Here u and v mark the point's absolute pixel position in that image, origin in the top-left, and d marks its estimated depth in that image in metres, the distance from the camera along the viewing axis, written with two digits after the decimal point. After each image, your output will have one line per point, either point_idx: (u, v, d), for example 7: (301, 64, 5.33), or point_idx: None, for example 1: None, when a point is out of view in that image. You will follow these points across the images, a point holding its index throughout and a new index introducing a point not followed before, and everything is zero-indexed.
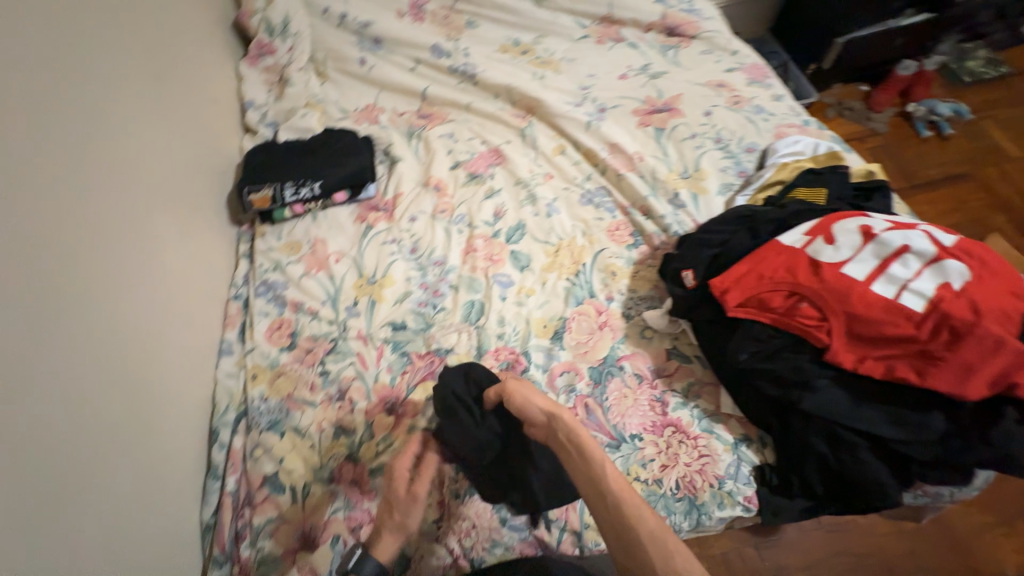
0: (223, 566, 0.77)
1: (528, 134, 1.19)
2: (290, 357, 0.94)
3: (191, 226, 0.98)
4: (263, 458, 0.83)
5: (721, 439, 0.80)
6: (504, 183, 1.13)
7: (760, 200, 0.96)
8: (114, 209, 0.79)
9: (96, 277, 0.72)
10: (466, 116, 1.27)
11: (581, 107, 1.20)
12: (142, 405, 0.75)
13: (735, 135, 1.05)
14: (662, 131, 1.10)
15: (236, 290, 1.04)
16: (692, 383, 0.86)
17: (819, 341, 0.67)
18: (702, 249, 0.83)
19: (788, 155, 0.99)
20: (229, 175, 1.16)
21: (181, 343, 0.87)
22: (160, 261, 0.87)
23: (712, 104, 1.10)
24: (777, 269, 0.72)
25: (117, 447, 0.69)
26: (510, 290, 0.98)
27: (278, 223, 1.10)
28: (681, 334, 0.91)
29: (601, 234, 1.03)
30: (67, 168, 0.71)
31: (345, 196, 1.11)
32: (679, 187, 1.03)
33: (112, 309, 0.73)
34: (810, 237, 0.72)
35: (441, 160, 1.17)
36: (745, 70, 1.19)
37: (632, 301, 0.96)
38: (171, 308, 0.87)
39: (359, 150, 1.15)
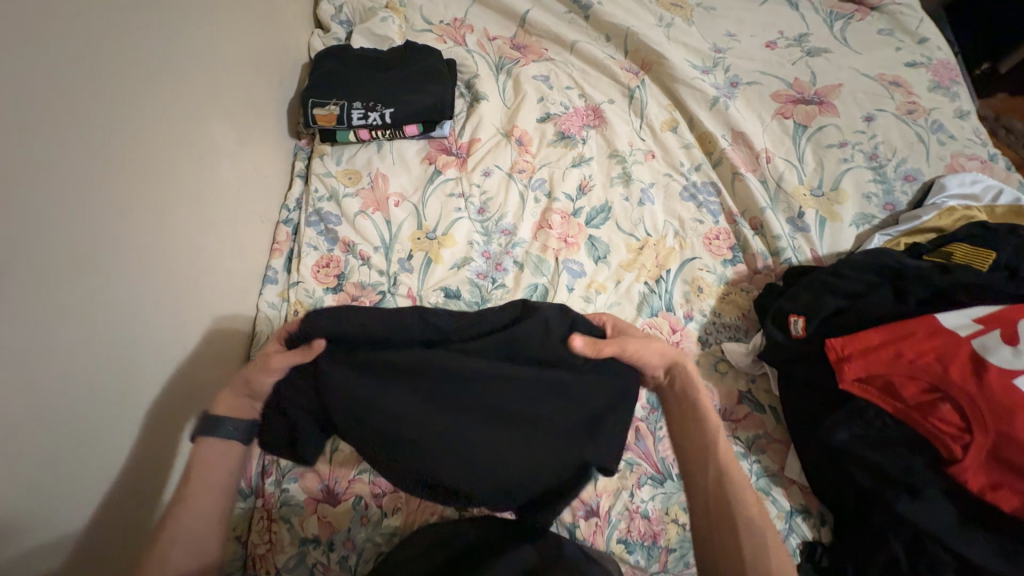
0: (247, 499, 0.76)
1: (637, 96, 1.00)
2: (335, 300, 0.88)
3: (248, 134, 0.88)
4: None
5: (776, 504, 0.72)
6: (597, 151, 0.97)
7: (904, 246, 0.78)
8: (167, 106, 0.70)
9: (143, 183, 0.65)
10: (567, 57, 1.07)
11: (709, 75, 0.99)
12: (183, 328, 0.71)
13: (896, 155, 0.85)
14: (804, 129, 0.90)
15: (287, 214, 0.96)
16: (758, 436, 0.77)
17: (947, 451, 0.56)
18: (825, 297, 0.69)
19: (956, 197, 0.80)
20: (294, 79, 1.04)
21: (226, 266, 0.81)
22: (213, 171, 0.79)
23: (879, 107, 0.88)
24: (923, 352, 0.59)
25: (158, 371, 0.66)
26: (579, 281, 0.87)
27: (340, 146, 0.99)
28: (758, 378, 0.81)
29: (696, 239, 0.89)
30: (115, 48, 0.61)
31: (416, 130, 0.97)
32: (807, 206, 0.85)
33: (154, 225, 0.67)
34: (982, 327, 0.58)
35: (529, 108, 1.01)
36: (932, 67, 0.93)
37: (713, 326, 0.84)
38: (219, 227, 0.80)
39: (440, 76, 0.99)
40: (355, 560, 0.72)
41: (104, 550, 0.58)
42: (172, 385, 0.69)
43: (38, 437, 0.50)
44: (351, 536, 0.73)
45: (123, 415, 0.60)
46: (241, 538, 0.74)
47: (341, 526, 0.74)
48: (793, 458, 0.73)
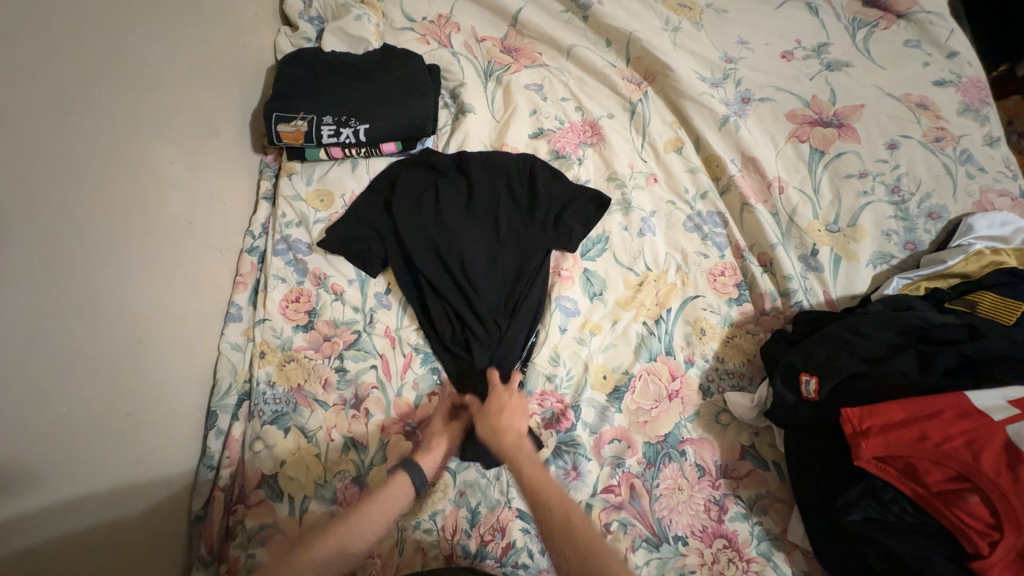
0: (207, 568, 0.69)
1: (639, 111, 0.91)
2: (305, 340, 0.80)
3: (203, 157, 0.78)
4: (263, 454, 0.74)
5: (777, 570, 0.68)
6: (594, 174, 0.89)
7: (923, 291, 0.72)
8: (90, 139, 0.59)
9: (60, 237, 0.55)
10: (563, 63, 0.97)
11: (718, 89, 0.90)
12: (128, 392, 0.63)
13: (920, 188, 0.78)
14: (821, 155, 0.82)
15: (252, 241, 0.87)
16: (761, 495, 0.72)
17: (970, 545, 0.51)
18: (843, 359, 0.63)
19: (985, 239, 0.73)
20: (258, 87, 0.93)
21: (179, 311, 0.72)
22: (159, 208, 0.70)
23: (904, 133, 0.80)
24: (951, 437, 0.53)
25: (97, 446, 0.59)
26: (573, 321, 0.81)
27: (310, 164, 0.89)
28: (762, 431, 0.76)
29: (700, 276, 0.82)
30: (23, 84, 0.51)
31: (394, 147, 0.88)
32: (822, 243, 0.78)
33: (86, 280, 0.58)
34: (1018, 412, 0.52)
35: (520, 123, 0.92)
36: (962, 86, 0.84)
37: (716, 373, 0.78)
38: (170, 268, 0.71)
39: (422, 86, 0.88)
40: None
41: None
42: (115, 461, 0.61)
43: None
44: None
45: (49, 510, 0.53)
46: None
47: None
48: (797, 522, 0.68)
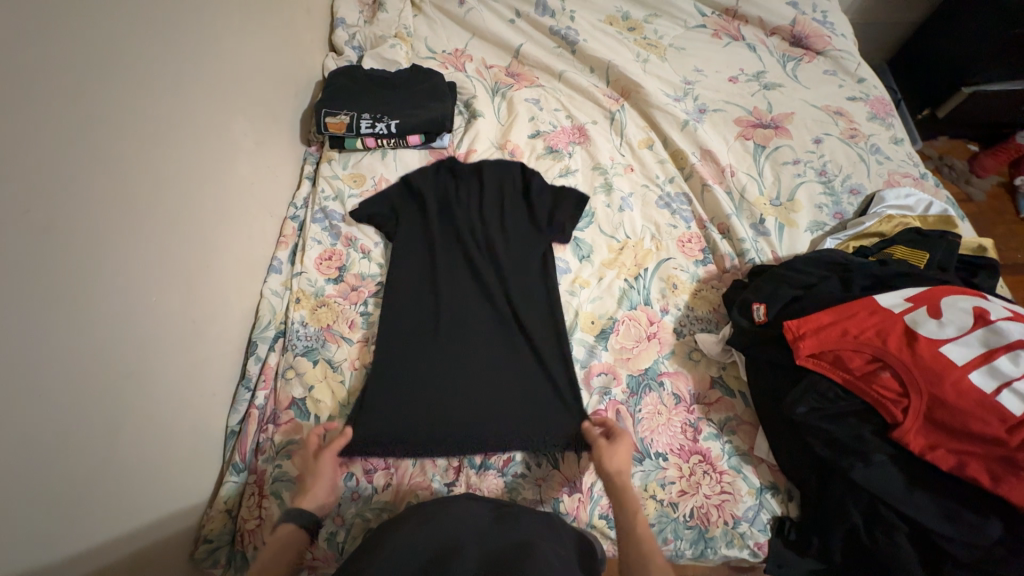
0: (239, 474, 0.77)
1: (617, 118, 1.12)
2: (335, 290, 0.93)
3: (264, 136, 0.97)
4: (294, 380, 0.84)
5: (747, 481, 0.78)
6: (582, 165, 1.08)
7: (852, 248, 0.88)
8: (189, 104, 0.78)
9: (164, 170, 0.72)
10: (556, 84, 1.20)
11: (680, 103, 1.12)
12: (194, 304, 0.76)
13: (842, 172, 0.97)
14: (763, 149, 1.02)
15: (294, 211, 1.03)
16: (729, 418, 0.83)
17: (889, 415, 0.63)
18: (784, 287, 0.78)
19: (894, 207, 0.90)
20: (307, 95, 1.14)
21: (234, 251, 0.87)
22: (230, 169, 0.87)
23: (825, 132, 1.01)
24: (865, 329, 0.67)
25: (169, 340, 0.71)
26: (564, 277, 0.95)
27: (347, 152, 1.08)
28: (729, 366, 0.88)
29: (670, 242, 0.98)
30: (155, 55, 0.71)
31: (418, 140, 1.07)
32: (768, 214, 0.96)
33: (176, 204, 0.74)
34: (912, 304, 0.67)
35: (521, 126, 1.12)
36: (869, 101, 1.07)
37: (687, 319, 0.92)
38: (233, 216, 0.87)
39: (443, 96, 1.09)
40: (344, 536, 0.74)
41: (112, 501, 0.60)
42: (179, 358, 0.72)
43: (52, 386, 0.53)
44: (341, 511, 0.75)
45: (130, 379, 0.63)
46: (231, 512, 0.75)
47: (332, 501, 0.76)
48: (761, 437, 0.79)
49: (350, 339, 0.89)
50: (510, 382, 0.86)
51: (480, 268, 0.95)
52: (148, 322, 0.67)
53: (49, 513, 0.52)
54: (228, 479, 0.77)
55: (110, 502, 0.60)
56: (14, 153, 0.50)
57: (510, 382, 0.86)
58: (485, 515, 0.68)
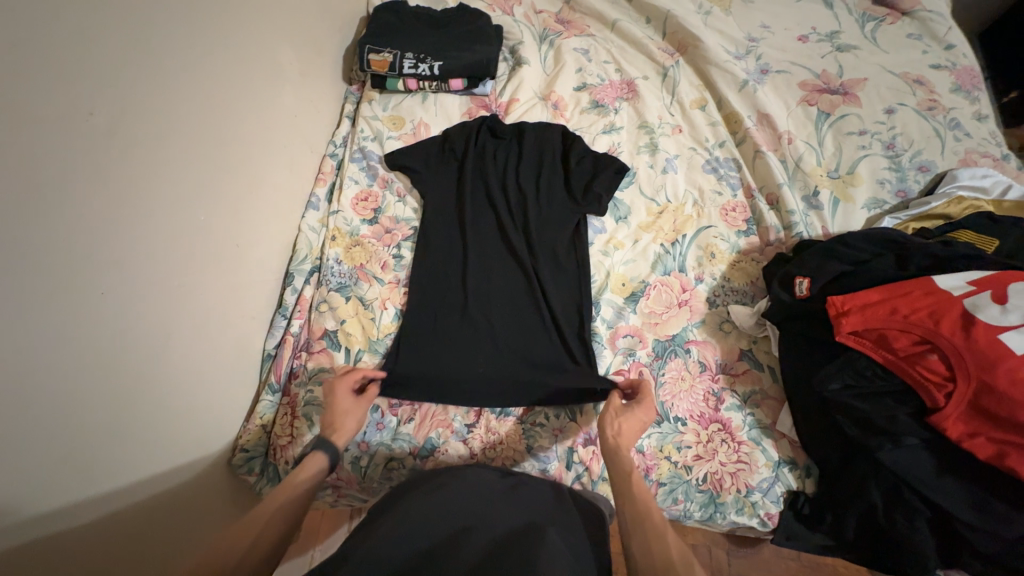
0: (274, 395, 0.82)
1: (670, 74, 1.06)
2: (370, 231, 0.95)
3: (308, 70, 0.97)
4: (327, 314, 0.87)
5: (765, 453, 0.77)
6: (627, 122, 1.03)
7: (911, 229, 0.82)
8: (237, 26, 0.77)
9: (212, 91, 0.72)
10: (607, 34, 1.14)
11: (740, 61, 1.04)
12: (237, 230, 0.78)
13: (912, 146, 0.89)
14: (827, 116, 0.95)
15: (333, 149, 1.03)
16: (754, 391, 0.81)
17: (930, 399, 0.61)
18: (832, 262, 0.74)
19: (967, 187, 0.83)
20: (351, 31, 1.12)
21: (276, 183, 0.88)
22: (274, 98, 0.87)
23: (901, 101, 0.93)
24: (917, 310, 0.64)
25: (214, 261, 0.74)
26: (599, 237, 0.94)
27: (388, 93, 1.06)
28: (760, 340, 0.86)
29: (713, 209, 0.94)
30: None
31: (461, 84, 1.04)
32: (823, 186, 0.90)
33: (223, 129, 0.75)
34: (975, 288, 0.63)
35: (567, 77, 1.07)
36: (956, 71, 0.97)
37: (722, 289, 0.89)
38: (274, 147, 0.88)
39: (489, 39, 1.05)
40: (368, 462, 0.80)
41: (165, 402, 0.65)
42: (224, 279, 0.76)
43: (115, 286, 0.57)
44: (366, 439, 0.80)
45: (178, 291, 0.67)
46: (265, 428, 0.80)
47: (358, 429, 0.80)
48: (786, 413, 0.77)
49: (381, 281, 0.90)
50: (535, 336, 0.86)
51: (507, 237, 0.92)
52: (195, 240, 0.70)
53: (114, 403, 0.57)
54: (265, 398, 0.81)
55: (163, 403, 0.65)
56: (75, 55, 0.52)
57: (534, 336, 0.86)
58: (495, 483, 0.70)
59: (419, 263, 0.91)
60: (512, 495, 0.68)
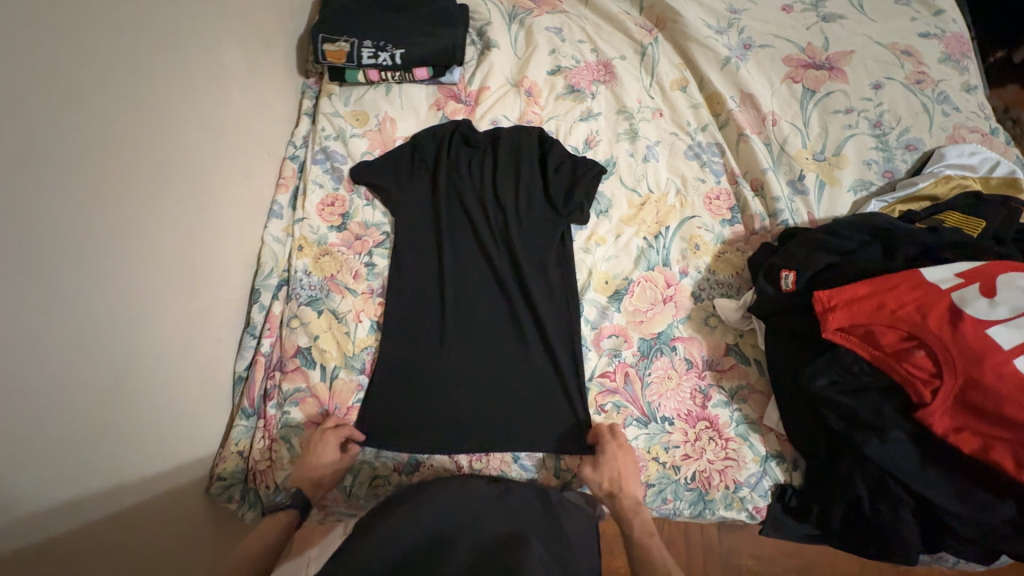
0: (249, 419, 0.79)
1: (649, 53, 1.00)
2: (339, 238, 0.89)
3: (256, 65, 0.89)
4: (299, 330, 0.83)
5: (753, 448, 0.77)
6: (605, 107, 0.97)
7: (898, 212, 0.80)
8: (167, 19, 0.69)
9: (145, 97, 0.65)
10: (581, 10, 1.06)
11: (722, 35, 0.98)
12: (192, 250, 0.73)
13: (900, 124, 0.86)
14: (812, 94, 0.90)
15: (294, 150, 0.96)
16: (741, 386, 0.80)
17: (916, 394, 0.60)
18: (819, 253, 0.72)
19: (955, 166, 0.81)
20: (303, 17, 1.03)
21: (231, 194, 0.82)
22: (221, 100, 0.80)
23: (888, 75, 0.89)
24: (904, 304, 0.62)
25: (170, 285, 0.68)
26: (580, 234, 0.90)
27: (348, 86, 0.99)
28: (746, 333, 0.84)
29: (697, 198, 0.90)
30: None
31: (425, 73, 0.96)
32: (809, 170, 0.87)
33: (163, 140, 0.68)
34: (963, 281, 0.61)
35: (540, 59, 1.00)
36: (945, 39, 0.92)
37: (707, 283, 0.87)
38: (226, 154, 0.81)
39: (453, 20, 0.97)
40: (353, 480, 0.78)
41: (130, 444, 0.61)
42: (182, 305, 0.71)
43: (52, 329, 0.52)
44: (350, 457, 0.78)
45: (134, 320, 0.62)
46: (242, 454, 0.77)
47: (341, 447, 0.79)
48: (772, 407, 0.77)
49: (354, 293, 0.86)
50: (515, 342, 0.84)
51: (484, 238, 0.88)
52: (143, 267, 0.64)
53: (66, 453, 0.53)
54: (239, 423, 0.78)
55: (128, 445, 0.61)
56: None
57: (515, 343, 0.84)
58: (484, 494, 0.69)
59: (394, 271, 0.87)
60: (501, 506, 0.67)
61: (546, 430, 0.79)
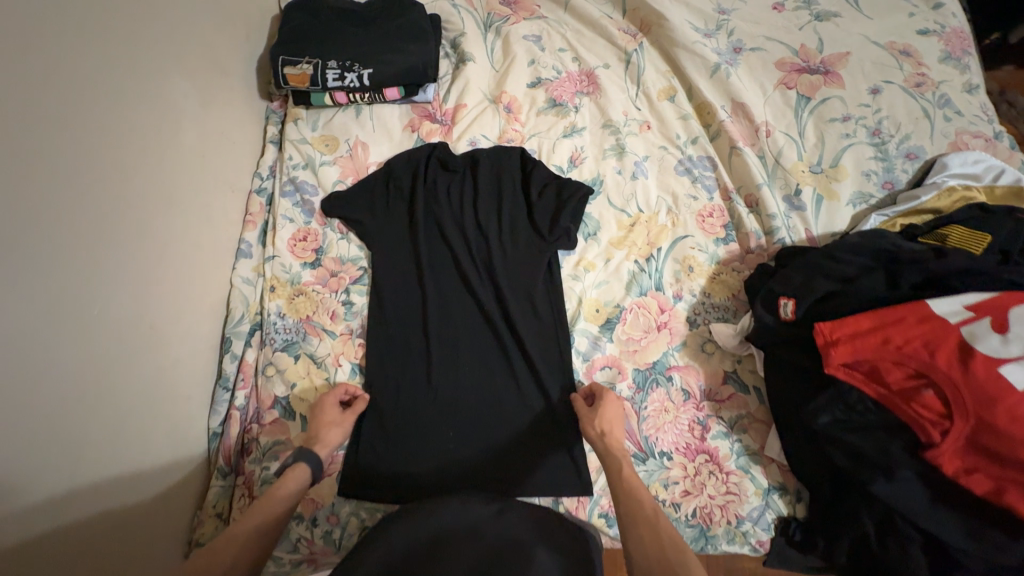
0: (226, 477, 0.75)
1: (634, 61, 0.94)
2: (313, 276, 0.84)
3: (212, 96, 0.83)
4: (275, 378, 0.79)
5: (754, 481, 0.74)
6: (590, 121, 0.92)
7: (899, 227, 0.76)
8: (103, 57, 0.63)
9: (85, 151, 0.60)
10: (561, 15, 1.00)
11: (710, 39, 0.93)
12: (149, 308, 0.68)
13: (899, 131, 0.82)
14: (807, 101, 0.85)
15: (260, 182, 0.90)
16: (741, 416, 0.77)
17: (925, 435, 0.57)
18: (818, 280, 0.68)
19: (956, 176, 0.77)
20: (263, 37, 0.96)
21: (193, 239, 0.77)
22: (174, 139, 0.74)
23: (886, 78, 0.84)
24: (911, 339, 0.58)
25: (126, 351, 0.64)
26: (568, 259, 0.85)
27: (315, 109, 0.92)
28: (745, 359, 0.81)
29: (689, 216, 0.86)
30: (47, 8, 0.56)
31: (397, 93, 0.90)
32: (805, 183, 0.82)
33: (108, 196, 0.63)
34: (973, 314, 0.57)
35: (519, 72, 0.94)
36: (944, 36, 0.87)
37: (702, 307, 0.83)
38: (183, 199, 0.75)
39: (424, 34, 0.91)
40: (341, 533, 0.74)
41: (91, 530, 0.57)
42: (142, 368, 0.66)
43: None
44: (336, 511, 0.74)
45: (83, 397, 0.57)
46: (220, 516, 0.73)
47: (324, 501, 0.75)
48: (774, 438, 0.74)
49: (332, 335, 0.81)
50: (504, 379, 0.80)
51: (467, 269, 0.84)
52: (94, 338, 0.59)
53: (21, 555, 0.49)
54: (215, 482, 0.74)
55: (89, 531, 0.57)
56: None
57: (504, 381, 0.80)
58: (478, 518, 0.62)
59: (373, 310, 0.82)
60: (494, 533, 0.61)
61: (540, 471, 0.76)
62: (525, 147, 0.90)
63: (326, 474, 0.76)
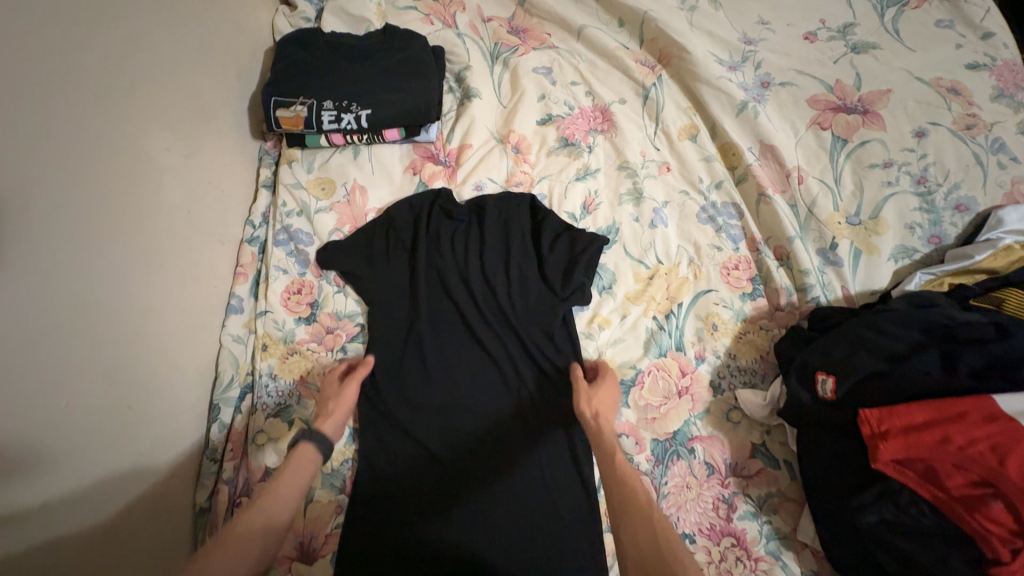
0: None
1: (652, 96, 0.87)
2: (307, 333, 0.79)
3: (200, 144, 0.77)
4: (267, 448, 0.73)
5: (787, 570, 0.66)
6: (604, 161, 0.85)
7: (948, 287, 0.69)
8: (76, 117, 0.58)
9: (57, 227, 0.55)
10: (573, 45, 0.93)
11: (736, 72, 0.86)
12: (132, 385, 0.63)
13: (947, 179, 0.74)
14: (843, 143, 0.78)
15: (252, 231, 0.85)
16: (771, 494, 0.70)
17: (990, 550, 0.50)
18: (861, 356, 0.62)
19: (1013, 233, 0.69)
20: (255, 74, 0.91)
21: (178, 301, 0.71)
22: (159, 197, 0.69)
23: (932, 120, 0.76)
24: (976, 440, 0.52)
25: (103, 439, 0.59)
26: (582, 316, 0.79)
27: (311, 151, 0.87)
28: (774, 429, 0.74)
29: (712, 268, 0.79)
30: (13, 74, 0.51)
31: (397, 134, 0.85)
32: (842, 236, 0.75)
33: (81, 270, 0.57)
34: None
35: (528, 108, 0.88)
36: (997, 70, 0.79)
37: (727, 370, 0.76)
38: (167, 259, 0.70)
39: (426, 70, 0.85)
40: None
41: None
42: (122, 453, 0.61)
43: None
44: None
45: (52, 502, 0.52)
46: None
47: None
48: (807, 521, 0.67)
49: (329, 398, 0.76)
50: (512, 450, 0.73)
51: (472, 327, 0.78)
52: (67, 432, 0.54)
53: None
54: None
55: None
56: None
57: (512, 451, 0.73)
58: None
59: (371, 371, 0.76)
60: None
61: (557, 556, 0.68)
62: (535, 192, 0.84)
63: (319, 555, 0.68)
